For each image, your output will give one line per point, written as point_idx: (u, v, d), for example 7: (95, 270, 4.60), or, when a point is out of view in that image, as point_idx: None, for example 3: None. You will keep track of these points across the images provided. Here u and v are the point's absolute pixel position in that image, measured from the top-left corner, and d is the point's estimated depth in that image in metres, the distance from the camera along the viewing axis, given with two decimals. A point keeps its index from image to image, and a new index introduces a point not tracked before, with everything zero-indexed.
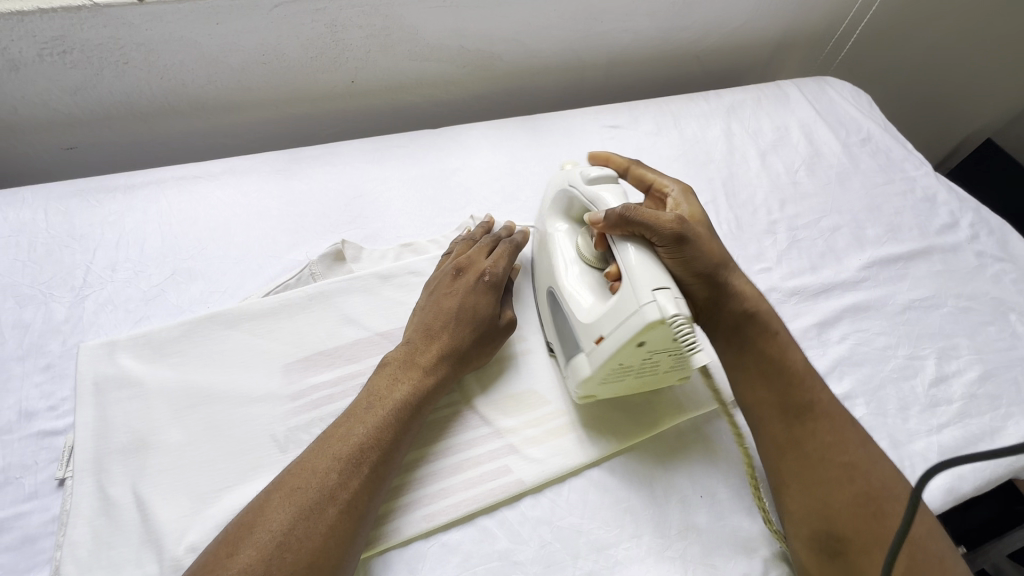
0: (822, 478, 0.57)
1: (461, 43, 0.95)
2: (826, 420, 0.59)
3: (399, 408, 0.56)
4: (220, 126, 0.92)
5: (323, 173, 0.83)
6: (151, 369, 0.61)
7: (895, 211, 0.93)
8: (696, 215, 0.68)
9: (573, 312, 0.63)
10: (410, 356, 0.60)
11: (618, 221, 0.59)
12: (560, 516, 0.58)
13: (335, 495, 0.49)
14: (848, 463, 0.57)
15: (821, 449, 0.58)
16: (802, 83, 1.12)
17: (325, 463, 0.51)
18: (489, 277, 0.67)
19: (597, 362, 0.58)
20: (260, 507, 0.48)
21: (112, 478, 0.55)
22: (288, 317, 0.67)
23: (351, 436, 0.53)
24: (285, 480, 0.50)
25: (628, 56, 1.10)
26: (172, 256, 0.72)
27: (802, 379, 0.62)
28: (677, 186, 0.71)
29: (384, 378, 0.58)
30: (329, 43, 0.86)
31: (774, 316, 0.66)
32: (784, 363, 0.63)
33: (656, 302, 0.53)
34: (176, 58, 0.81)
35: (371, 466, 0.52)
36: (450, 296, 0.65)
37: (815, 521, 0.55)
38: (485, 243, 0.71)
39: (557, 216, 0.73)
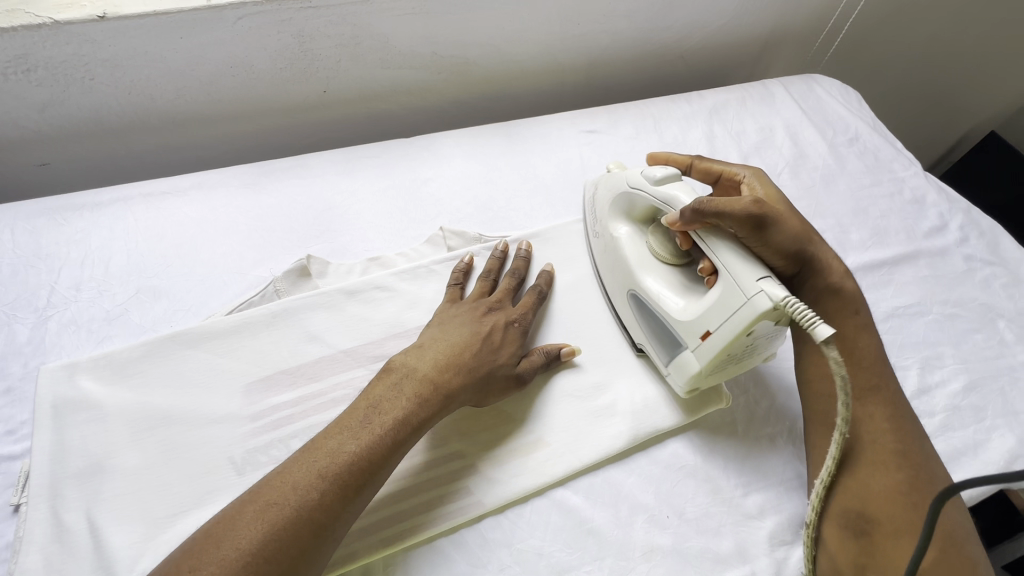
0: (868, 461, 0.56)
1: (434, 50, 0.93)
2: (890, 402, 0.59)
3: (397, 427, 0.54)
4: (193, 139, 0.92)
5: (292, 186, 0.82)
6: (110, 391, 0.61)
7: (881, 214, 0.90)
8: (772, 197, 0.69)
9: (664, 314, 0.64)
10: (414, 369, 0.58)
11: (695, 216, 0.59)
12: (521, 538, 0.57)
13: (314, 515, 0.47)
14: (899, 451, 0.56)
15: (875, 432, 0.57)
16: (789, 82, 1.09)
17: (306, 479, 0.49)
18: (517, 326, 0.67)
19: (706, 356, 0.60)
20: (231, 519, 0.46)
21: (67, 504, 0.54)
22: (250, 336, 0.66)
23: (342, 452, 0.51)
24: (263, 492, 0.48)
25: (608, 58, 1.08)
26: (137, 274, 0.71)
27: (872, 365, 0.61)
28: (748, 171, 0.72)
29: (386, 389, 0.56)
30: (297, 54, 0.85)
31: (857, 294, 0.65)
32: (855, 348, 0.62)
33: (764, 291, 0.54)
34: (144, 72, 0.80)
35: (356, 488, 0.50)
36: (477, 327, 0.64)
37: (851, 500, 0.55)
38: (512, 284, 0.71)
39: (618, 217, 0.73)
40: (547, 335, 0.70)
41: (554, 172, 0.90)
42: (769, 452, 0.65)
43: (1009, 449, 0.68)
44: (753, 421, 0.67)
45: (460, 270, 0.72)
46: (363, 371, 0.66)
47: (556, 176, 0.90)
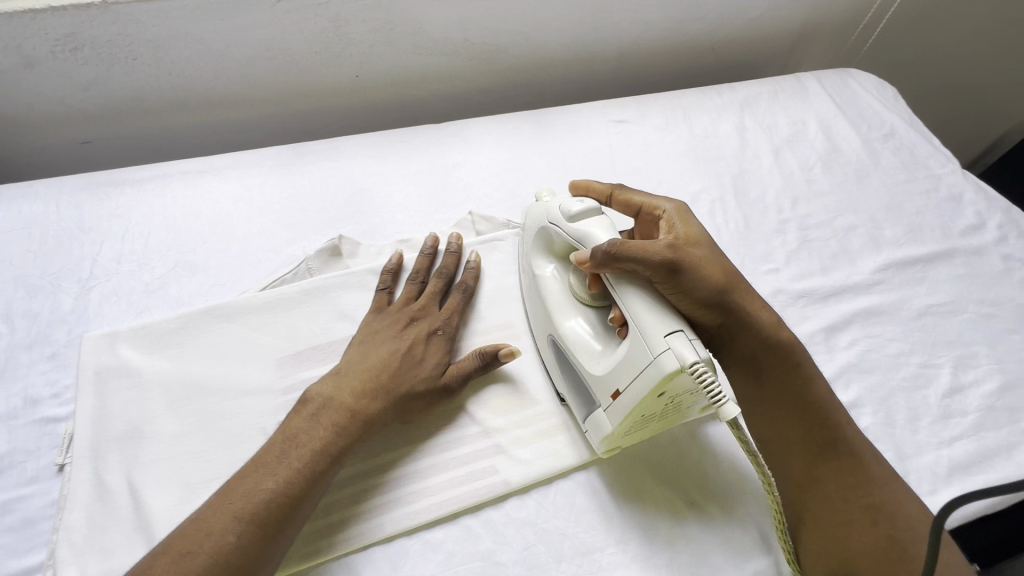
0: (841, 520, 0.53)
1: (467, 37, 0.93)
2: (851, 458, 0.55)
3: (315, 458, 0.53)
4: (227, 120, 0.93)
5: (324, 167, 0.83)
6: (149, 359, 0.63)
7: (916, 211, 0.89)
8: (694, 236, 0.62)
9: (582, 365, 0.60)
10: (333, 396, 0.57)
11: (608, 259, 0.57)
12: (546, 519, 0.58)
13: (231, 558, 0.47)
14: (871, 505, 0.53)
15: (843, 489, 0.54)
16: (823, 76, 1.07)
17: (223, 521, 0.48)
18: (442, 333, 0.65)
19: (617, 418, 0.55)
20: (142, 573, 0.45)
21: (108, 466, 0.56)
22: (282, 311, 0.67)
23: (258, 491, 0.50)
24: (176, 541, 0.47)
25: (639, 48, 1.07)
26: (175, 250, 0.73)
27: (824, 413, 0.58)
28: (670, 206, 0.65)
29: (303, 420, 0.56)
30: (332, 38, 0.86)
31: (793, 341, 0.60)
32: (806, 396, 0.58)
33: (671, 349, 0.51)
34: (185, 53, 0.82)
35: (275, 525, 0.49)
36: (395, 340, 0.63)
37: (829, 562, 0.52)
38: (435, 288, 0.68)
39: (541, 255, 0.69)
40: None
41: (582, 160, 0.90)
42: None
43: None
44: None
45: (387, 272, 0.70)
46: None
47: (584, 164, 0.90)
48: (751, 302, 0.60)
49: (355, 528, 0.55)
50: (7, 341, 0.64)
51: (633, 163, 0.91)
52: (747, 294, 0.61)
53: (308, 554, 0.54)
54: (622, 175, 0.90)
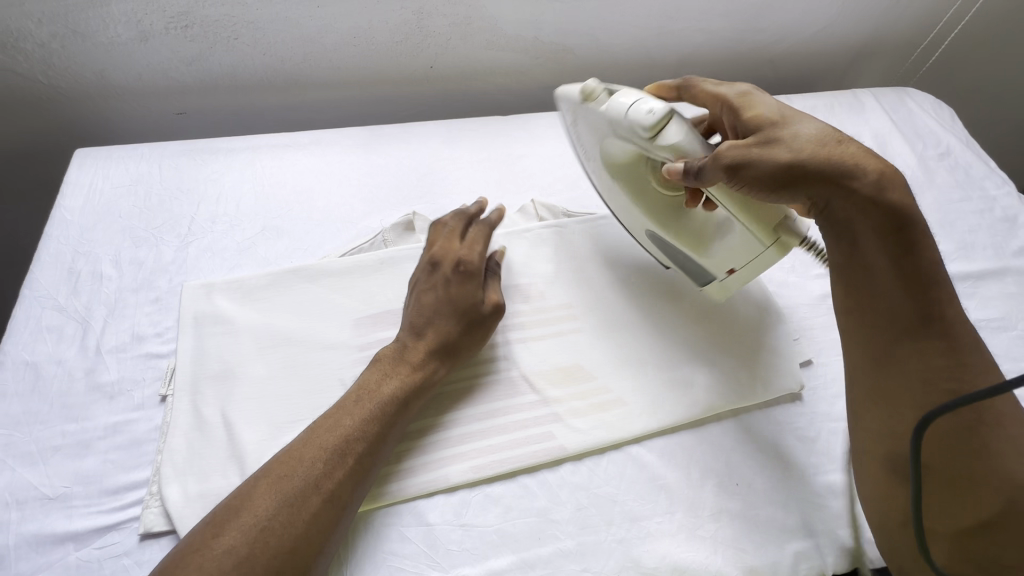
0: (917, 402, 0.53)
1: (537, 35, 0.98)
2: (945, 340, 0.53)
3: (387, 402, 0.58)
4: (308, 102, 1.00)
5: (399, 150, 0.89)
6: (241, 310, 0.69)
7: (969, 229, 0.90)
8: (759, 114, 0.63)
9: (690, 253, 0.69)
10: (400, 353, 0.62)
11: (690, 176, 0.60)
12: (598, 485, 0.61)
13: (319, 484, 0.52)
14: (951, 390, 0.52)
15: (926, 371, 0.53)
16: (880, 93, 1.09)
17: (311, 452, 0.53)
18: (466, 270, 0.67)
19: (740, 282, 0.69)
20: (246, 495, 0.51)
21: (205, 400, 0.62)
22: (360, 276, 0.73)
23: (340, 426, 0.55)
24: (273, 467, 0.52)
25: (700, 55, 1.11)
26: (264, 214, 0.80)
27: (924, 288, 0.54)
28: (735, 94, 0.66)
29: (374, 373, 0.60)
30: (414, 29, 0.92)
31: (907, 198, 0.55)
32: (908, 272, 0.54)
33: (788, 227, 0.61)
34: (280, 37, 0.89)
35: (357, 457, 0.54)
36: (428, 291, 0.66)
37: (896, 445, 0.54)
38: (451, 235, 0.71)
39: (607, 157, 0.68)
40: (634, 309, 0.74)
41: None
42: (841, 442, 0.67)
43: None
44: (826, 409, 0.69)
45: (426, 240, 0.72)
46: None
47: None
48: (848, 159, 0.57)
49: (423, 475, 0.60)
50: (117, 284, 0.71)
51: None
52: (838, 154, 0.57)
53: (379, 494, 0.58)
54: None
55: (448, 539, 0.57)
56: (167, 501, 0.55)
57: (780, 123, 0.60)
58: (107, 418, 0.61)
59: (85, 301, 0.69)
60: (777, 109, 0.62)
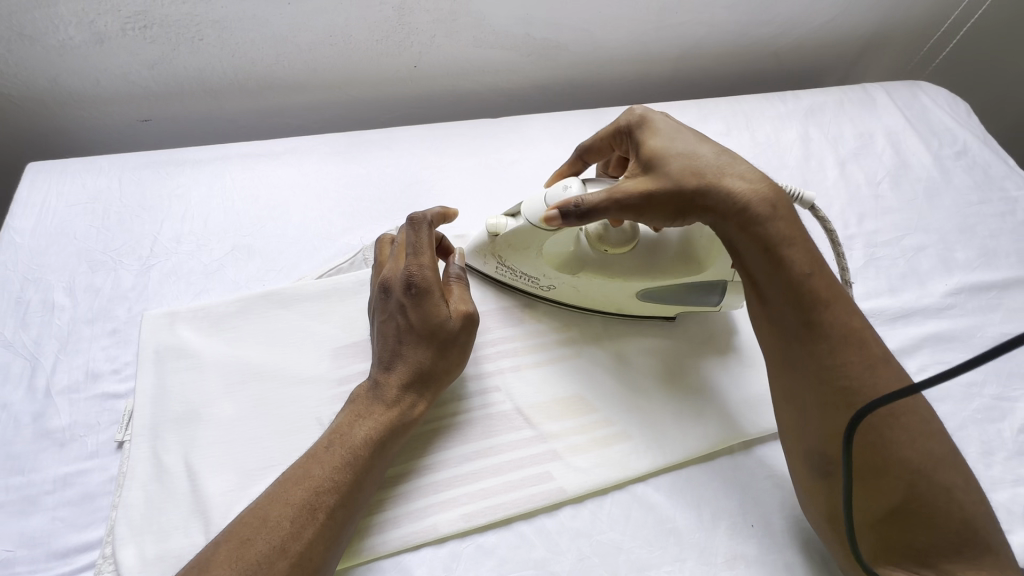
0: (819, 404, 0.52)
1: (528, 31, 0.92)
2: (830, 345, 0.52)
3: (362, 447, 0.52)
4: (285, 106, 0.93)
5: (381, 158, 0.82)
6: (208, 342, 0.63)
7: (991, 234, 0.84)
8: (659, 139, 0.60)
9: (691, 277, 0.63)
10: (375, 391, 0.56)
11: (574, 216, 0.57)
12: (601, 530, 0.56)
13: (286, 547, 0.46)
14: (846, 389, 0.51)
15: (820, 374, 0.52)
16: (891, 88, 1.04)
17: (278, 510, 0.48)
18: (415, 288, 0.57)
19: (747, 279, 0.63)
20: (206, 564, 0.45)
21: (166, 447, 0.56)
22: (339, 301, 0.67)
23: (309, 478, 0.50)
24: (236, 529, 0.47)
25: (701, 50, 1.04)
26: (233, 232, 0.73)
27: (807, 295, 0.53)
28: (633, 118, 0.64)
29: (346, 417, 0.55)
30: (395, 26, 0.85)
31: (784, 212, 0.55)
32: (793, 280, 0.54)
33: None
34: (250, 37, 0.82)
35: (328, 511, 0.49)
36: (384, 320, 0.58)
37: (811, 441, 0.52)
38: (398, 250, 0.61)
39: (549, 262, 0.66)
40: (634, 332, 0.70)
41: None
42: None
43: None
44: None
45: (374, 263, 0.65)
46: None
47: None
48: (727, 180, 0.56)
49: (408, 527, 0.54)
50: (70, 315, 0.64)
51: None
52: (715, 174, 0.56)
53: (363, 550, 0.53)
54: None
55: None
56: (122, 566, 0.50)
57: (669, 151, 0.58)
58: (57, 470, 0.55)
59: (34, 335, 0.62)
60: (670, 139, 0.59)
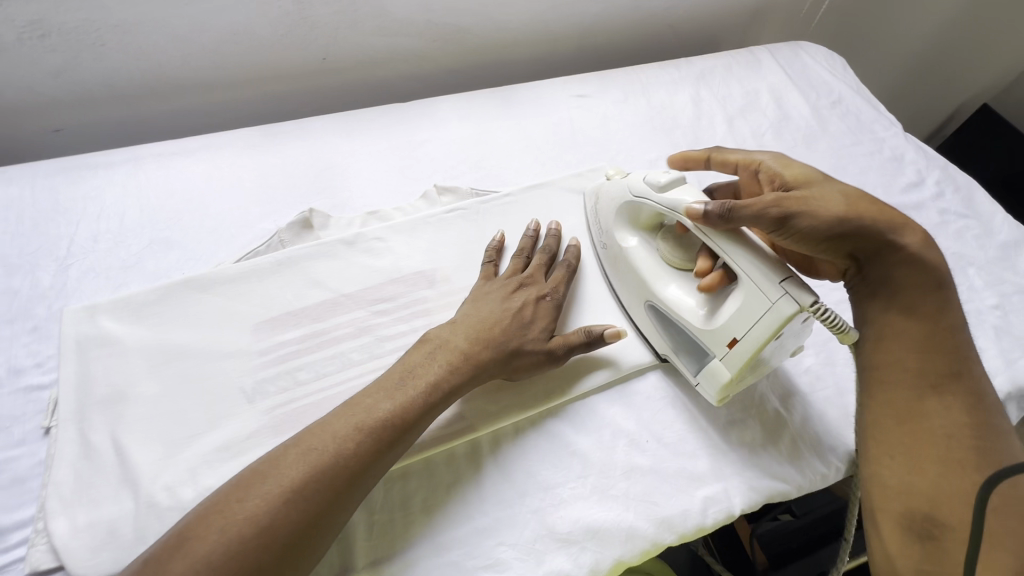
0: (940, 456, 0.53)
1: (429, 17, 0.96)
2: (962, 397, 0.55)
3: (429, 391, 0.57)
4: (199, 107, 0.96)
5: (295, 147, 0.86)
6: (129, 328, 0.66)
7: (860, 171, 0.94)
8: (803, 176, 0.63)
9: (687, 322, 0.65)
10: (453, 340, 0.62)
11: (720, 219, 0.59)
12: (510, 460, 0.62)
13: (342, 468, 0.51)
14: (976, 446, 0.53)
15: (950, 426, 0.54)
16: (775, 49, 1.12)
17: (343, 432, 0.52)
18: (550, 299, 0.69)
19: (736, 363, 0.61)
20: (266, 466, 0.50)
21: (92, 427, 0.59)
22: (257, 280, 0.71)
23: (377, 410, 0.54)
24: (300, 440, 0.52)
25: (599, 26, 1.11)
26: (150, 227, 0.76)
27: (953, 350, 0.57)
28: (767, 158, 0.67)
29: (421, 356, 0.60)
30: (297, 21, 0.89)
31: (938, 264, 0.60)
32: (932, 332, 0.57)
33: (788, 295, 0.56)
34: (153, 39, 0.84)
35: (383, 444, 0.53)
36: (510, 299, 0.67)
37: (918, 497, 0.53)
38: (542, 260, 0.73)
39: (624, 227, 0.73)
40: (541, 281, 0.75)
41: (544, 133, 0.94)
42: (745, 387, 0.69)
43: None
44: None
45: (494, 249, 0.74)
46: (363, 313, 0.70)
47: (548, 137, 0.94)
48: (883, 217, 0.60)
49: None
50: None
51: (593, 134, 0.95)
52: (884, 214, 0.60)
53: None
54: (582, 146, 0.94)
55: (358, 533, 0.57)
56: (54, 536, 0.53)
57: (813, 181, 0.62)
58: None
59: None
60: (811, 171, 0.64)
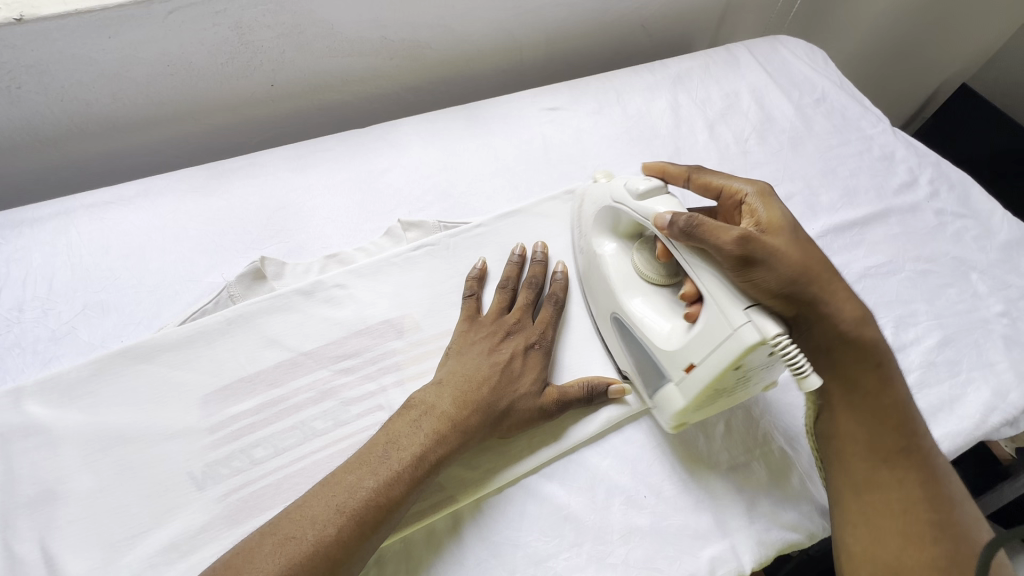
0: (899, 532, 0.52)
1: (384, 34, 0.89)
2: (918, 473, 0.54)
3: (416, 463, 0.52)
4: (137, 145, 0.88)
5: (243, 186, 0.78)
6: (59, 413, 0.58)
7: (851, 173, 0.89)
8: (777, 221, 0.58)
9: (648, 339, 0.60)
10: (436, 402, 0.56)
11: (683, 232, 0.55)
12: (495, 531, 0.56)
13: (329, 554, 0.46)
14: (934, 522, 0.52)
15: (904, 501, 0.53)
16: (753, 45, 1.07)
17: (326, 514, 0.47)
18: (539, 347, 0.64)
19: (690, 390, 0.55)
20: (249, 554, 0.45)
21: (20, 535, 0.53)
22: (206, 345, 0.63)
23: (359, 488, 0.49)
24: (282, 524, 0.47)
25: (567, 31, 1.05)
26: (82, 290, 0.68)
27: (902, 422, 0.56)
28: (753, 188, 0.61)
29: (406, 423, 0.54)
30: (238, 47, 0.81)
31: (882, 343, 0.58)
32: (880, 402, 0.56)
33: (752, 323, 0.51)
34: (75, 76, 0.76)
35: (369, 527, 0.48)
36: (496, 352, 0.61)
37: (881, 572, 0.51)
38: (526, 299, 0.67)
39: (603, 232, 0.69)
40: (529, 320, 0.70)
41: (516, 153, 0.88)
42: (747, 425, 0.64)
43: (984, 402, 0.67)
44: None
45: (473, 282, 0.68)
46: (325, 372, 0.63)
47: (519, 157, 0.87)
48: (828, 287, 0.56)
49: None
50: None
51: (567, 151, 0.89)
52: (828, 281, 0.56)
53: None
54: (557, 164, 0.88)
55: None
56: None
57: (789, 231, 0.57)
58: None
59: None
60: (788, 220, 0.59)
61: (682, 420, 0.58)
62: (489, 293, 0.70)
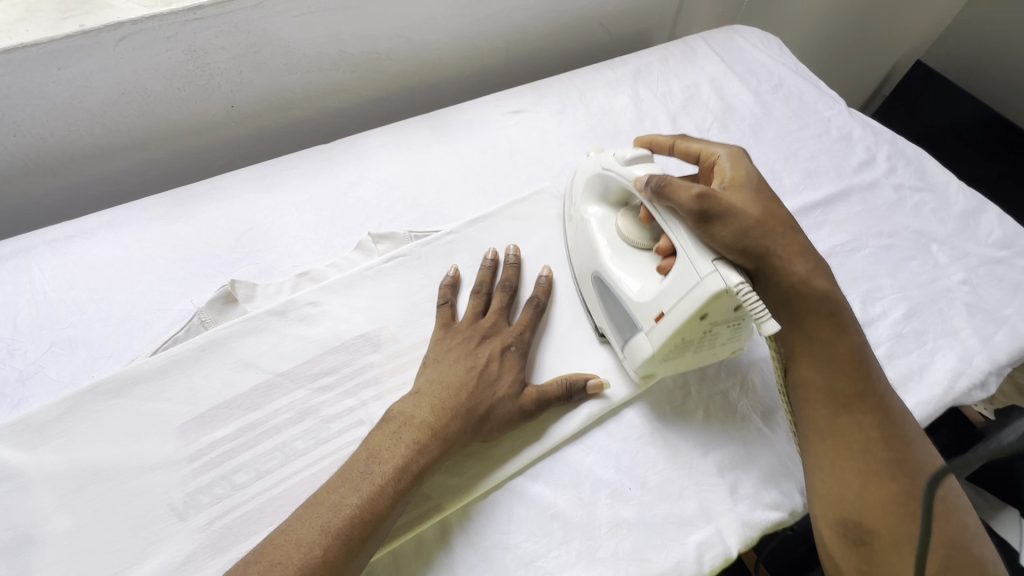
0: (861, 471, 0.54)
1: (342, 48, 0.89)
2: (877, 415, 0.56)
3: (399, 474, 0.52)
4: (97, 176, 0.86)
5: (209, 211, 0.78)
6: (30, 455, 0.57)
7: (812, 156, 0.91)
8: (741, 178, 0.62)
9: (623, 292, 0.63)
10: (415, 412, 0.56)
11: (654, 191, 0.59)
12: (483, 536, 0.56)
13: (317, 574, 0.46)
14: (891, 459, 0.54)
15: (865, 441, 0.55)
16: (710, 36, 1.09)
17: (311, 535, 0.47)
18: (516, 348, 0.64)
19: (659, 338, 0.58)
20: None
21: None
22: (179, 374, 0.62)
23: (342, 506, 0.49)
24: (266, 551, 0.47)
25: (527, 34, 1.05)
26: (48, 327, 0.67)
27: (858, 367, 0.58)
28: (727, 151, 0.64)
29: (386, 436, 0.54)
30: (193, 71, 0.81)
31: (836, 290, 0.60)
32: (836, 349, 0.58)
33: (718, 272, 0.53)
34: (28, 110, 0.75)
35: (357, 543, 0.48)
36: (472, 358, 0.61)
37: (847, 508, 0.54)
38: (500, 302, 0.67)
39: (591, 199, 0.72)
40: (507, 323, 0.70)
41: (482, 158, 0.88)
42: (725, 408, 0.65)
43: (951, 368, 0.69)
44: (704, 380, 0.67)
45: (446, 290, 0.69)
46: (302, 392, 0.63)
47: (486, 162, 0.88)
48: (780, 242, 0.59)
49: None
50: None
51: (533, 153, 0.90)
52: (784, 236, 0.59)
53: None
54: (524, 166, 0.88)
55: None
56: None
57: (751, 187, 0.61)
58: None
59: None
60: (751, 178, 0.62)
61: (646, 368, 0.62)
62: (463, 300, 0.70)
